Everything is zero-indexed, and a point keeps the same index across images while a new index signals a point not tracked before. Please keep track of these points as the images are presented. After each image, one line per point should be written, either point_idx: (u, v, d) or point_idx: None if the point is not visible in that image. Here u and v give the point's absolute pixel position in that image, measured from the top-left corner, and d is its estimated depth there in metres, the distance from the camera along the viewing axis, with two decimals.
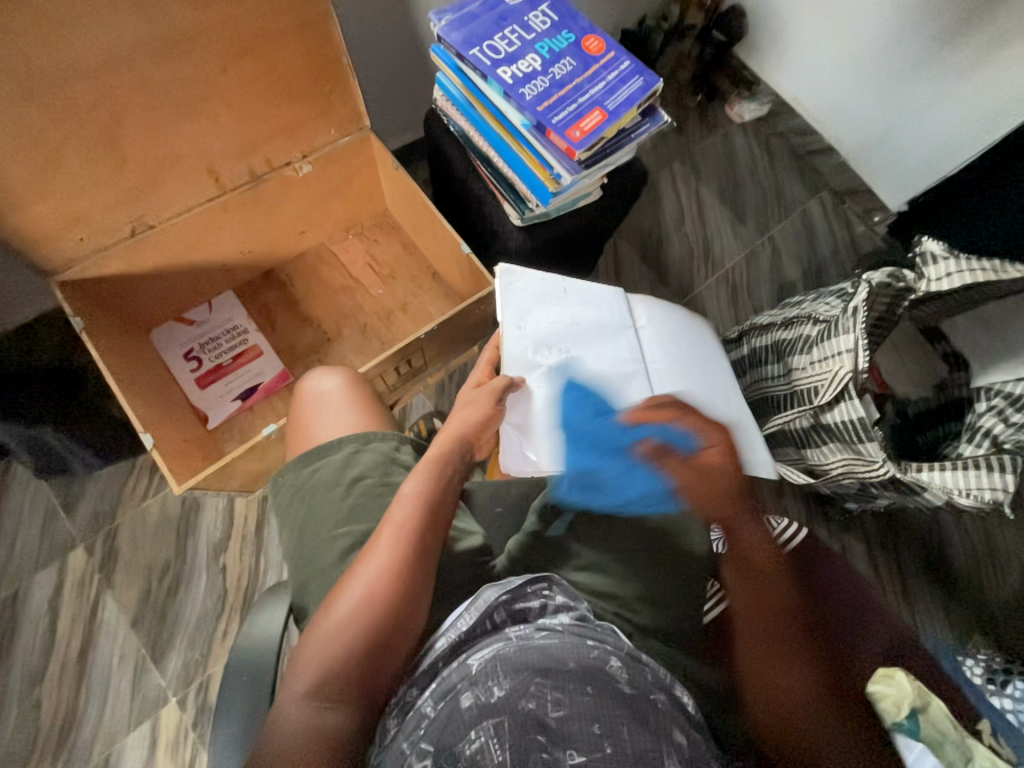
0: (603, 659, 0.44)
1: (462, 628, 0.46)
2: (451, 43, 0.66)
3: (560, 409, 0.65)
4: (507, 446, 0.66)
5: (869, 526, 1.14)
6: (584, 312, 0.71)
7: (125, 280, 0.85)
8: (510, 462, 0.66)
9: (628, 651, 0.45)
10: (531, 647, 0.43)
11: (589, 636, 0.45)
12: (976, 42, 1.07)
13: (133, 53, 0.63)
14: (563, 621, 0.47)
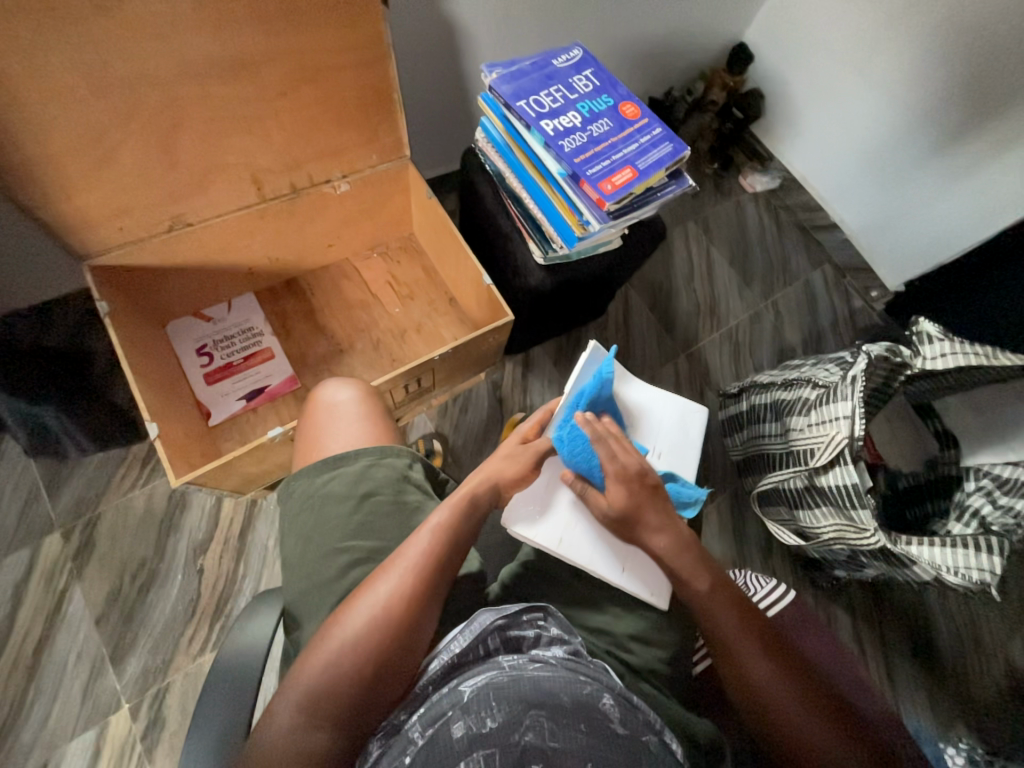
0: (596, 695, 0.43)
1: (456, 650, 0.45)
2: (500, 95, 0.72)
3: (571, 493, 0.60)
4: (519, 506, 0.59)
5: (856, 597, 1.13)
6: (639, 410, 0.69)
7: (154, 273, 0.87)
8: (511, 520, 0.58)
9: (620, 690, 0.44)
10: (524, 679, 0.42)
11: (582, 672, 0.44)
12: (973, 146, 1.17)
13: (205, 69, 0.68)
14: (556, 655, 0.46)
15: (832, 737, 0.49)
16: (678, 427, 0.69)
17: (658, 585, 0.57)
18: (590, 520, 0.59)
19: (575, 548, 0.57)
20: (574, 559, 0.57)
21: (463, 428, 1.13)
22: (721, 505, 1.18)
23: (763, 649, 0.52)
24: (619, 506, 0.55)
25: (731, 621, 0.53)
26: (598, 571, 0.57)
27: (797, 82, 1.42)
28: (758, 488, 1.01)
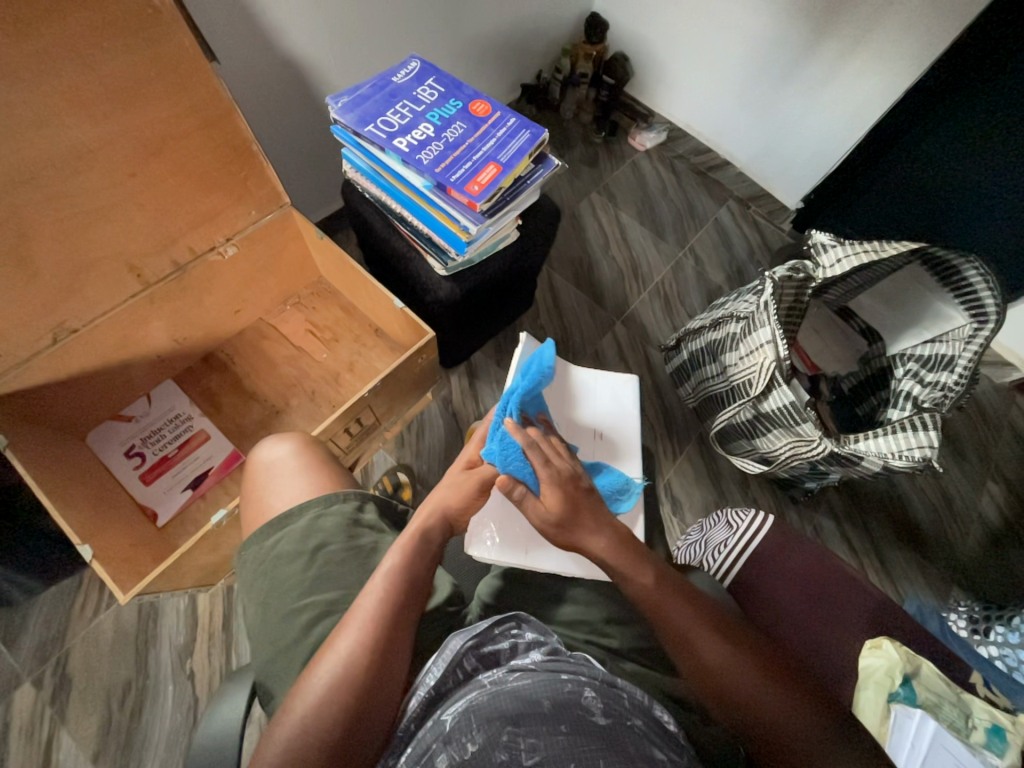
0: (577, 691, 0.43)
1: (431, 682, 0.46)
2: (347, 124, 0.71)
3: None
4: (479, 531, 0.60)
5: (835, 502, 1.19)
6: (572, 395, 0.71)
7: (53, 389, 0.83)
8: (474, 546, 0.59)
9: (602, 679, 0.45)
10: (504, 692, 0.43)
11: (562, 670, 0.45)
12: (820, 60, 1.22)
13: (36, 171, 0.65)
14: (534, 659, 0.47)
15: (796, 711, 0.47)
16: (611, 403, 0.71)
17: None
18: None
19: (546, 552, 0.59)
20: (546, 564, 0.58)
21: (425, 452, 1.12)
22: (691, 454, 1.21)
23: (718, 635, 0.49)
24: (554, 509, 0.53)
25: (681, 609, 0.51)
26: (573, 569, 0.58)
27: (653, 37, 1.46)
28: (716, 428, 1.04)
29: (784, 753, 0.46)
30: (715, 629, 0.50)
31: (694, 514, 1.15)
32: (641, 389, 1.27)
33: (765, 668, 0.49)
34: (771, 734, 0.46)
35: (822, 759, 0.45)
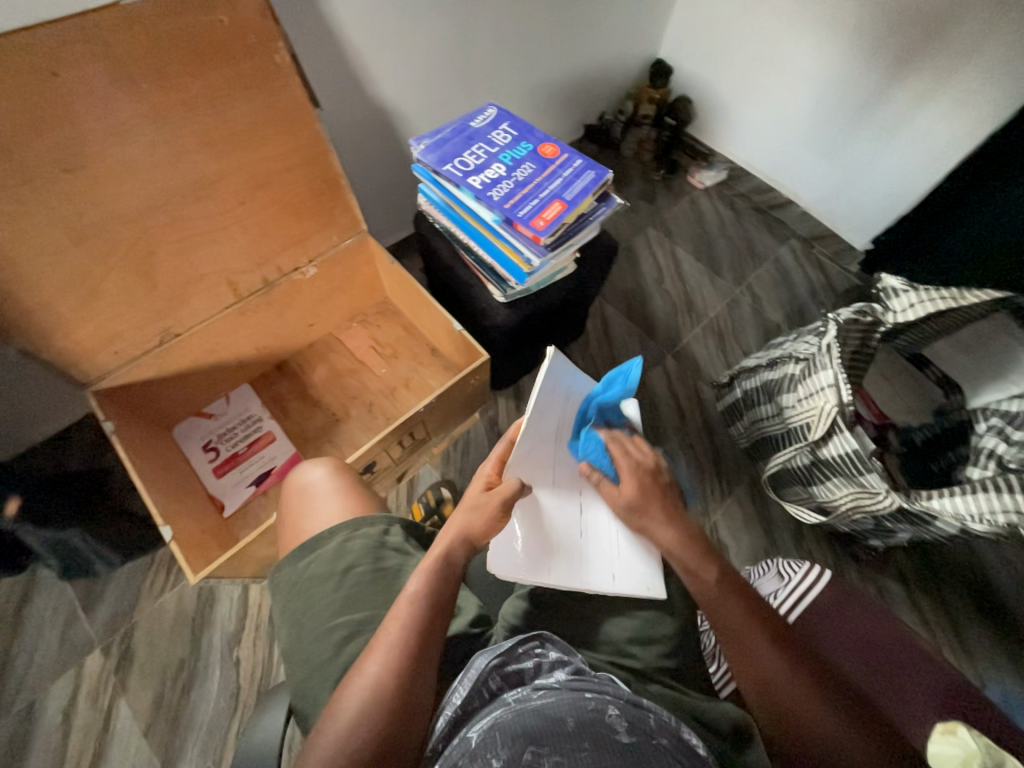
0: (601, 709, 0.43)
1: (458, 701, 0.47)
2: (428, 163, 0.78)
3: (546, 521, 0.60)
4: (499, 550, 0.56)
5: (904, 565, 1.09)
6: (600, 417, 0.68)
7: (152, 385, 0.93)
8: (497, 567, 0.55)
9: (627, 698, 0.45)
10: (528, 708, 0.43)
11: (587, 689, 0.45)
12: (895, 103, 1.20)
13: (169, 200, 0.76)
14: (558, 678, 0.48)
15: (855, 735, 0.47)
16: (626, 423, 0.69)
17: (652, 578, 0.60)
18: (571, 540, 0.60)
19: (567, 571, 0.58)
20: (570, 583, 0.57)
21: (468, 470, 1.15)
22: (740, 496, 1.17)
23: (771, 637, 0.52)
24: (628, 496, 0.59)
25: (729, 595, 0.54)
26: (596, 587, 0.58)
27: (718, 81, 1.50)
28: (769, 471, 1.00)
29: None
30: (771, 630, 0.52)
31: (742, 561, 1.09)
32: (690, 425, 1.25)
33: (821, 679, 0.50)
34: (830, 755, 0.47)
35: None
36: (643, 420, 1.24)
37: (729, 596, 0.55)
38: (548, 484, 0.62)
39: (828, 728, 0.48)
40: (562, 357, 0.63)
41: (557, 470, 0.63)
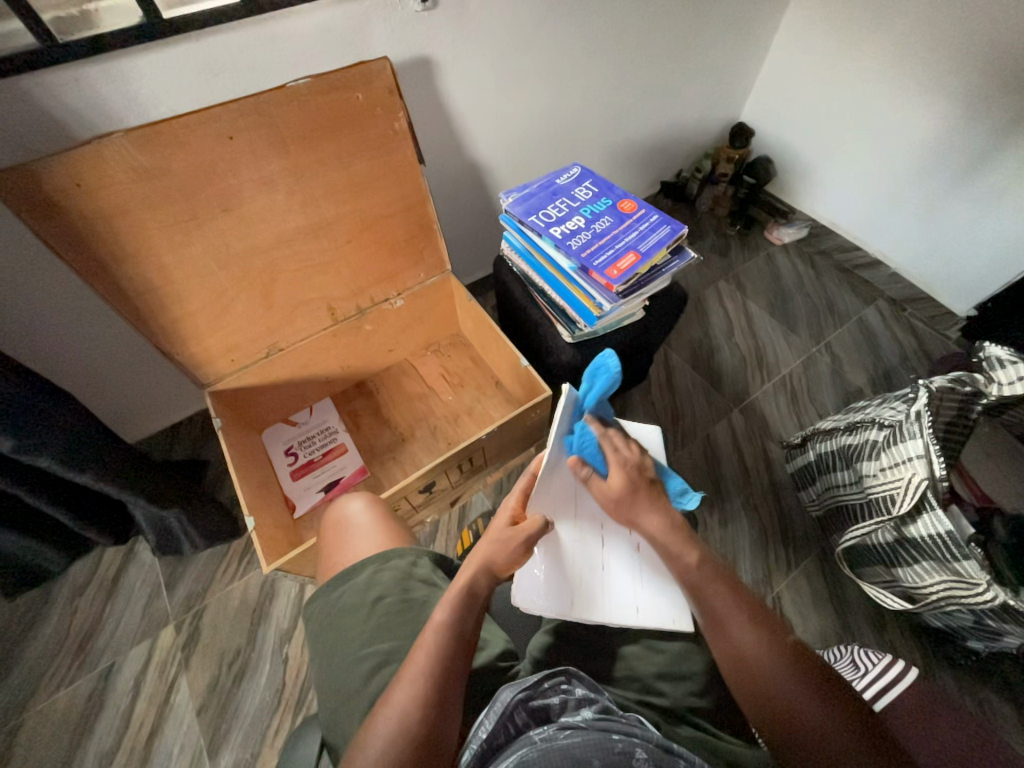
0: (628, 751, 0.41)
1: (483, 735, 0.46)
2: (514, 214, 0.86)
3: (568, 558, 0.64)
4: (524, 583, 0.62)
5: (1014, 678, 0.93)
6: None
7: (253, 392, 1.06)
8: (522, 600, 0.61)
9: (656, 743, 0.43)
10: (554, 748, 0.41)
11: (613, 730, 0.43)
12: (1003, 166, 1.14)
13: (294, 236, 0.90)
14: (585, 716, 0.46)
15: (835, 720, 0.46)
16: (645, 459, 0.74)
17: (677, 610, 0.61)
18: (592, 574, 0.63)
19: (589, 603, 0.61)
20: (591, 616, 0.60)
21: None
22: (808, 569, 1.07)
23: (752, 620, 0.51)
24: (617, 489, 0.59)
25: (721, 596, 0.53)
26: (619, 620, 0.60)
27: (802, 143, 1.51)
28: (842, 547, 0.92)
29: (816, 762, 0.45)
30: (754, 611, 0.52)
31: (808, 642, 0.99)
32: (755, 485, 1.18)
33: (806, 664, 0.50)
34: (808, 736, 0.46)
35: None
36: (703, 473, 1.20)
37: (715, 584, 0.54)
38: (568, 518, 0.66)
39: (810, 710, 0.47)
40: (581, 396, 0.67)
41: (578, 503, 0.67)
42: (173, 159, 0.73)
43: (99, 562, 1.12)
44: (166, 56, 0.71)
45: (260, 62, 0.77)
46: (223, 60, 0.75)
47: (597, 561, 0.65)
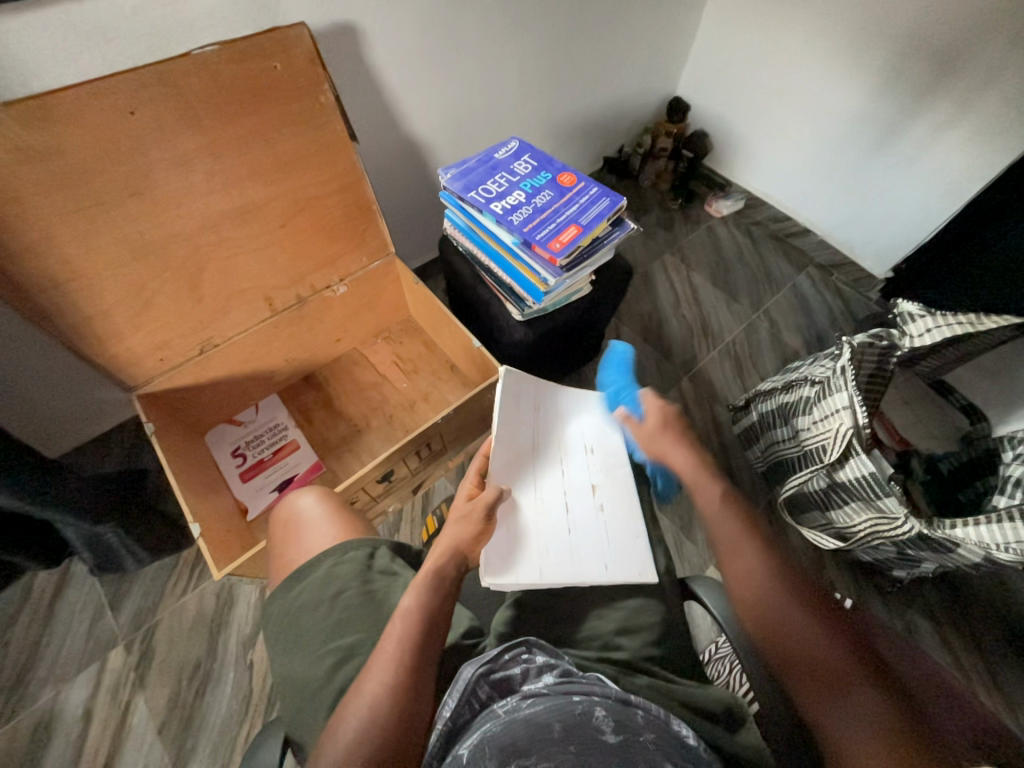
0: (588, 711, 0.43)
1: (448, 714, 0.46)
2: (454, 190, 0.84)
3: (536, 527, 0.65)
4: (491, 560, 0.60)
5: (932, 599, 1.04)
6: (566, 419, 0.77)
7: (190, 393, 0.99)
8: (492, 577, 0.58)
9: (614, 697, 0.45)
10: (517, 720, 0.43)
11: (574, 692, 0.45)
12: (911, 135, 1.23)
13: (218, 223, 0.84)
14: (546, 682, 0.48)
15: (822, 633, 0.52)
16: (598, 423, 0.78)
17: (640, 563, 0.65)
18: (559, 541, 0.65)
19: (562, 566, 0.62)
20: (562, 579, 0.61)
21: None
22: None
23: (767, 557, 0.57)
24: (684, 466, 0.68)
25: (770, 583, 0.56)
26: (591, 579, 0.62)
27: (735, 116, 1.56)
28: (784, 495, 0.99)
29: (808, 671, 0.51)
30: (769, 550, 0.58)
31: None
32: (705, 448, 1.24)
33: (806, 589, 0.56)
34: (803, 649, 0.52)
35: (838, 683, 0.49)
36: None
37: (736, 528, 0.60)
38: (530, 492, 0.68)
39: (800, 625, 0.53)
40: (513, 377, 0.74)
41: (537, 476, 0.70)
42: (66, 138, 0.65)
43: (30, 589, 1.03)
44: (42, 20, 0.63)
45: (158, 26, 0.70)
46: (114, 24, 0.67)
47: (564, 526, 0.66)
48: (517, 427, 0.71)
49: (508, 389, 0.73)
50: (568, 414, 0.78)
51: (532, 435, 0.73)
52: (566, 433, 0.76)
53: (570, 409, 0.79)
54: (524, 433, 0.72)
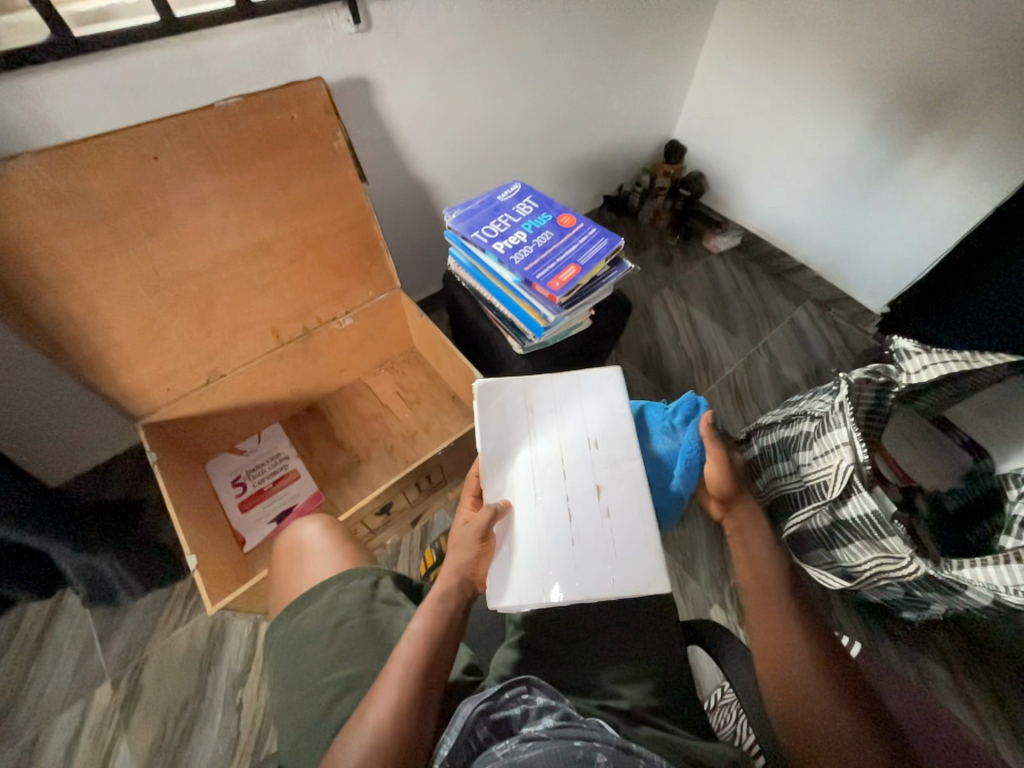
0: (589, 757, 0.41)
1: (445, 753, 0.45)
2: (458, 230, 0.87)
3: (537, 537, 0.61)
4: (494, 581, 0.59)
5: (944, 643, 1.01)
6: (566, 413, 0.72)
7: (193, 422, 1.00)
8: (497, 600, 0.58)
9: (616, 744, 0.43)
10: (515, 765, 0.41)
11: (574, 737, 0.44)
12: (900, 178, 1.28)
13: (231, 259, 0.87)
14: (546, 724, 0.46)
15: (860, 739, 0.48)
16: (602, 412, 0.72)
17: (652, 572, 0.59)
18: (563, 551, 0.61)
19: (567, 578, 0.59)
20: (566, 594, 0.58)
21: None
22: None
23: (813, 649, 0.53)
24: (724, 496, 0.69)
25: (809, 671, 0.52)
26: (598, 593, 0.58)
27: (729, 158, 1.62)
28: (787, 533, 0.98)
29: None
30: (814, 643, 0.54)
31: None
32: None
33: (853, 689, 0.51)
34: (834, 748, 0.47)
35: None
36: None
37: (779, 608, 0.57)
38: (530, 502, 0.64)
39: (838, 723, 0.49)
40: (491, 387, 0.72)
41: (535, 485, 0.65)
42: (92, 182, 0.69)
43: (20, 622, 1.01)
44: (79, 76, 0.68)
45: (185, 81, 0.75)
46: (145, 79, 0.72)
47: (569, 531, 0.62)
48: (508, 436, 0.69)
49: (494, 400, 0.71)
50: (568, 408, 0.72)
51: (527, 439, 0.69)
52: (565, 429, 0.70)
53: (570, 402, 0.73)
54: (517, 439, 0.69)
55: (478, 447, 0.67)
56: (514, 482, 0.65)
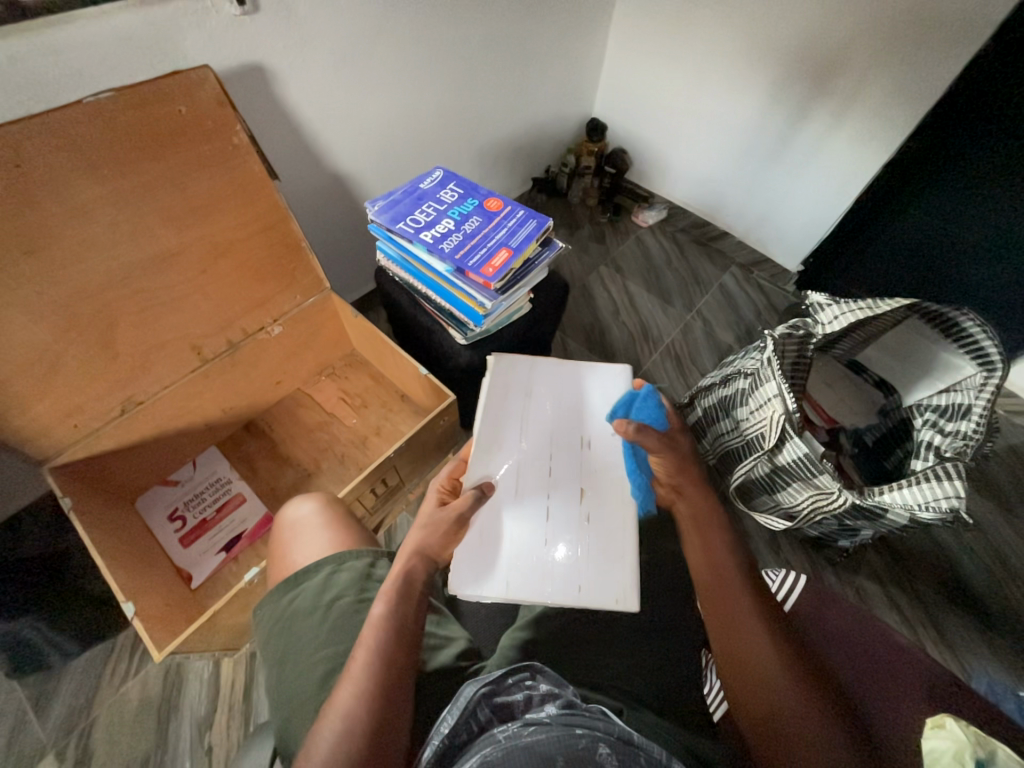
0: (592, 747, 0.40)
1: (445, 730, 0.44)
2: (383, 222, 0.84)
3: (512, 533, 0.62)
4: (461, 567, 0.60)
5: (876, 563, 1.12)
6: (571, 408, 0.74)
7: (113, 457, 0.91)
8: (461, 588, 0.59)
9: (618, 735, 0.42)
10: (517, 747, 0.40)
11: (577, 725, 0.43)
12: (801, 143, 1.36)
13: (130, 274, 0.79)
14: (549, 712, 0.45)
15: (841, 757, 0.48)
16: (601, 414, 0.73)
17: (621, 588, 0.59)
18: (533, 553, 0.61)
19: (531, 584, 0.59)
20: (525, 597, 0.58)
21: None
22: None
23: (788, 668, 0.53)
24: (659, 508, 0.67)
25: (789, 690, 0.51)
26: (557, 597, 0.58)
27: (648, 133, 1.66)
28: (734, 483, 1.05)
29: None
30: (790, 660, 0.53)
31: None
32: None
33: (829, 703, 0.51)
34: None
35: None
36: None
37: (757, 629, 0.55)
38: (510, 492, 0.65)
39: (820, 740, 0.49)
40: (503, 363, 0.77)
41: (519, 476, 0.67)
42: None
43: None
44: None
45: (42, 75, 0.66)
46: None
47: (544, 529, 0.63)
48: (504, 419, 0.71)
49: (495, 381, 0.75)
50: (564, 405, 0.74)
51: (522, 429, 0.71)
52: (557, 422, 0.72)
53: (572, 397, 0.75)
54: (512, 420, 0.72)
55: (475, 430, 0.70)
56: (501, 471, 0.67)
